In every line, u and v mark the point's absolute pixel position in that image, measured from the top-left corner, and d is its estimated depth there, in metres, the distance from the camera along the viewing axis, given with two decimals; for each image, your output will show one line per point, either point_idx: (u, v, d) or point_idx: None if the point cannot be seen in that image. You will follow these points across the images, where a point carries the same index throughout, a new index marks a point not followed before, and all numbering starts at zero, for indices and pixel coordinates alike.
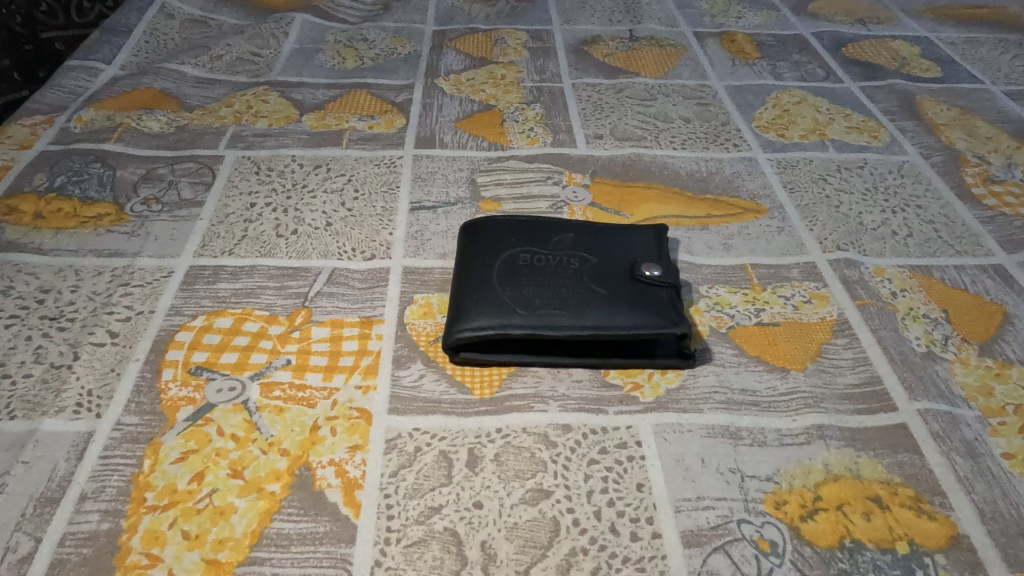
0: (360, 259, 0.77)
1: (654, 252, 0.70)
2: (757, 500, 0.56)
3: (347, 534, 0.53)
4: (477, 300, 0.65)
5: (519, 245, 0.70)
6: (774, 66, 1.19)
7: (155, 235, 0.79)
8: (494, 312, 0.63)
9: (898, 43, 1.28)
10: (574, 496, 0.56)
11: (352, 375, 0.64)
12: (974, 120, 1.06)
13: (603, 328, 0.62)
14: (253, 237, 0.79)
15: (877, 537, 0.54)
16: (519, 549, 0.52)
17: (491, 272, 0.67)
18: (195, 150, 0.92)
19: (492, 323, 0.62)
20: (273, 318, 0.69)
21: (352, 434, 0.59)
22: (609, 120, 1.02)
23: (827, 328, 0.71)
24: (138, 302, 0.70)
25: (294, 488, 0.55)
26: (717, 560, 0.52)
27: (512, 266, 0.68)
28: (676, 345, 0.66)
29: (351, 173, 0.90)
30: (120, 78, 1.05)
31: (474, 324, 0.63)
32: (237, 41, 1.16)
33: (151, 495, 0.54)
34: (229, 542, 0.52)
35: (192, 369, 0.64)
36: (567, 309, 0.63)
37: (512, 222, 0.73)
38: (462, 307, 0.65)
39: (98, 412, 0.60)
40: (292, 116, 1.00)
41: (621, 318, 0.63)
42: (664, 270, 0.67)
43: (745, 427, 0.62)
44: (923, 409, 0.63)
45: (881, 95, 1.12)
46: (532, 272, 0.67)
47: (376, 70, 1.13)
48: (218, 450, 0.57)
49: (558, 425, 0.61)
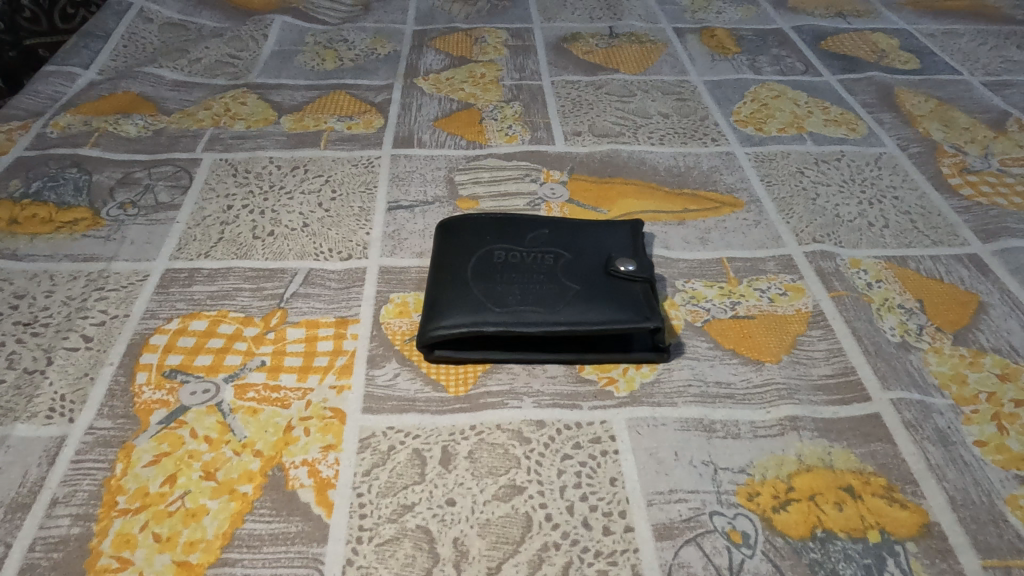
0: (337, 259, 0.77)
1: (630, 247, 0.71)
2: (730, 492, 0.56)
3: (320, 533, 0.53)
4: (451, 297, 0.65)
5: (494, 242, 0.70)
6: (753, 61, 1.19)
7: (131, 239, 0.79)
8: (467, 310, 0.63)
9: (877, 35, 1.28)
10: (547, 491, 0.56)
11: (326, 375, 0.64)
12: (951, 111, 1.07)
13: (576, 323, 0.62)
14: (230, 239, 0.79)
15: (849, 526, 0.54)
16: (491, 545, 0.52)
17: (464, 269, 0.67)
18: (172, 153, 0.92)
19: (465, 320, 0.62)
20: (248, 320, 0.69)
21: (326, 433, 0.59)
22: (588, 117, 1.03)
23: (803, 319, 0.72)
24: (113, 306, 0.70)
25: (267, 489, 0.55)
26: (688, 552, 0.52)
27: (487, 263, 0.68)
28: (651, 339, 0.66)
29: (328, 173, 0.90)
30: (97, 83, 1.04)
31: (448, 322, 0.63)
32: (215, 43, 1.16)
33: (123, 498, 0.54)
34: (201, 544, 0.52)
35: (166, 372, 0.64)
36: (541, 306, 0.63)
37: (487, 220, 0.73)
38: (437, 306, 0.65)
39: (71, 417, 0.60)
40: (270, 118, 1.00)
41: (595, 313, 0.63)
42: (638, 264, 0.68)
43: (719, 420, 0.62)
44: (896, 399, 0.64)
45: (859, 87, 1.12)
46: (506, 269, 0.67)
47: (355, 71, 1.12)
48: (191, 452, 0.57)
49: (532, 421, 0.61)
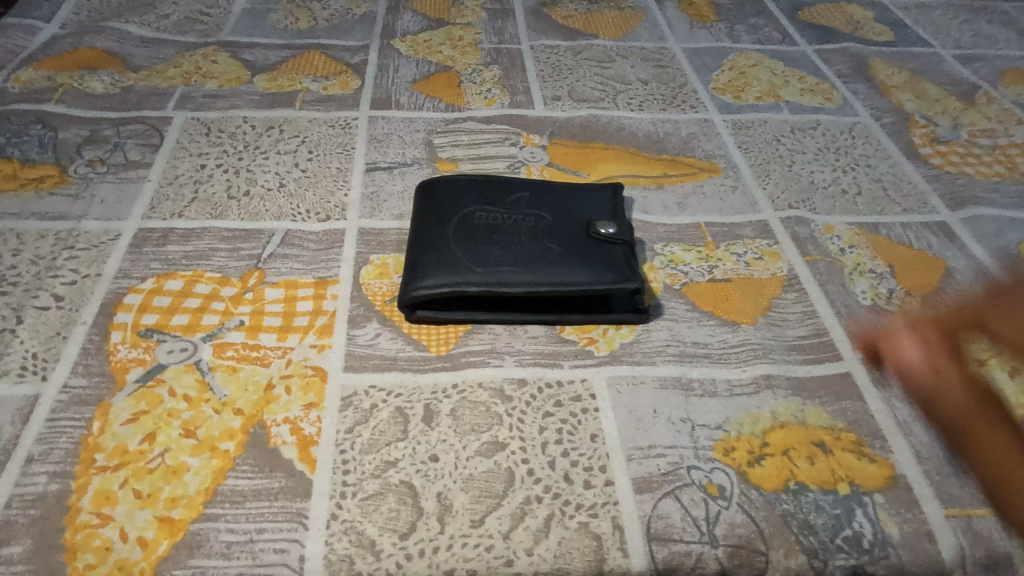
0: (315, 220, 0.76)
1: (613, 210, 0.71)
2: (707, 448, 0.58)
3: (303, 488, 0.53)
4: (431, 257, 0.65)
5: (474, 202, 0.70)
6: (731, 29, 1.20)
7: (101, 197, 0.76)
8: (449, 270, 0.63)
9: (853, 7, 1.29)
10: (529, 447, 0.57)
11: (307, 334, 0.64)
12: (923, 83, 1.09)
13: (560, 285, 0.63)
14: (204, 199, 0.77)
15: (820, 479, 0.56)
16: (474, 499, 0.53)
17: (444, 229, 0.67)
18: (142, 111, 0.89)
19: (446, 281, 0.62)
20: (225, 280, 0.68)
21: (307, 392, 0.59)
22: (567, 82, 1.02)
23: (778, 283, 0.73)
24: (84, 266, 0.68)
25: (248, 446, 0.55)
26: (667, 504, 0.54)
27: (467, 225, 0.68)
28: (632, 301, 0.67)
29: (305, 134, 0.88)
30: (60, 38, 1.00)
31: (429, 282, 0.63)
32: (184, 0, 1.12)
33: (101, 456, 0.53)
34: (182, 500, 0.51)
35: (141, 332, 0.62)
36: (522, 266, 0.64)
37: (468, 182, 0.73)
38: (418, 267, 0.64)
39: (44, 375, 0.59)
40: (243, 77, 0.97)
41: (578, 274, 0.63)
42: (622, 227, 0.68)
43: (696, 378, 0.63)
44: (865, 358, 0.66)
45: (835, 58, 1.13)
46: (486, 229, 0.67)
47: (330, 30, 1.10)
48: (170, 411, 0.57)
49: (514, 380, 0.62)
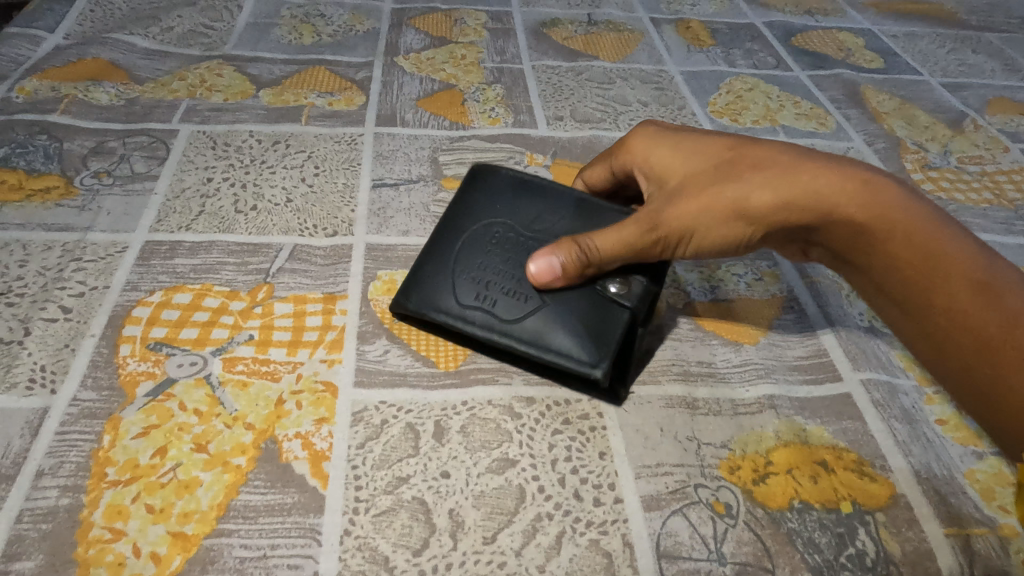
0: (322, 235, 0.77)
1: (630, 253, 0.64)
2: (713, 466, 0.59)
3: (316, 504, 0.53)
4: (430, 274, 0.64)
5: (498, 209, 0.68)
6: (727, 54, 1.22)
7: (107, 209, 0.76)
8: (436, 293, 0.63)
9: (844, 34, 1.32)
10: (539, 464, 0.57)
11: (316, 349, 0.64)
12: (913, 110, 1.12)
13: (534, 342, 0.60)
14: (211, 213, 0.78)
15: (823, 498, 0.58)
16: (486, 515, 0.54)
17: (459, 238, 0.66)
18: (147, 123, 0.89)
19: (435, 308, 0.62)
20: (233, 294, 0.68)
21: (319, 407, 0.59)
22: (569, 102, 1.04)
23: (778, 305, 0.75)
24: (92, 278, 0.68)
25: (260, 461, 0.55)
26: (675, 522, 0.55)
27: (478, 241, 0.66)
28: (626, 360, 0.63)
29: (311, 149, 0.89)
30: (64, 48, 1.00)
31: (417, 302, 0.63)
32: (188, 13, 1.13)
33: (112, 470, 0.53)
34: (195, 515, 0.51)
35: (150, 345, 0.63)
36: (500, 308, 0.62)
37: (510, 188, 0.69)
38: (416, 279, 0.64)
39: (53, 388, 0.58)
40: (248, 91, 0.98)
41: (555, 333, 0.60)
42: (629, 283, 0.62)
43: (702, 397, 0.64)
44: (864, 379, 0.67)
45: (828, 83, 1.16)
46: (498, 247, 0.65)
47: (334, 46, 1.11)
48: (181, 425, 0.57)
49: (523, 397, 0.62)
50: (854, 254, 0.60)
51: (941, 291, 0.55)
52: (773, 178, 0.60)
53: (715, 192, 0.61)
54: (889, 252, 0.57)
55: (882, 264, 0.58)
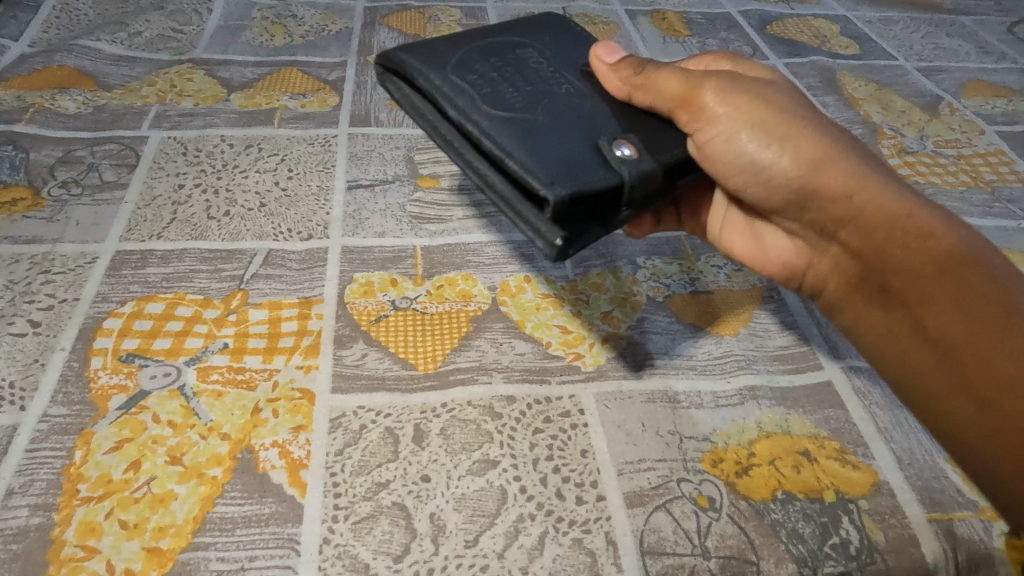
0: (297, 239, 0.75)
1: (658, 142, 0.57)
2: (695, 460, 0.59)
3: (294, 513, 0.52)
4: (440, 54, 0.58)
5: (536, 47, 0.62)
6: (703, 44, 1.22)
7: (76, 219, 0.75)
8: (431, 63, 0.57)
9: (819, 21, 1.32)
10: (520, 464, 0.57)
11: (293, 356, 0.63)
12: (889, 95, 1.12)
13: (488, 136, 0.52)
14: (183, 220, 0.76)
15: (807, 488, 0.57)
16: (467, 518, 0.53)
17: (480, 48, 0.60)
18: (116, 131, 0.88)
19: (418, 63, 0.56)
20: (207, 302, 0.67)
21: (295, 415, 0.58)
22: None
23: (758, 295, 0.74)
24: (61, 290, 0.67)
25: (236, 472, 0.54)
26: (658, 518, 0.54)
27: (501, 57, 0.60)
28: (590, 227, 0.51)
29: (284, 152, 0.87)
30: (29, 57, 0.98)
31: (410, 55, 0.57)
32: (157, 17, 1.11)
33: (84, 486, 0.52)
34: (170, 529, 0.51)
35: (122, 357, 0.61)
36: (486, 103, 0.54)
37: (562, 40, 0.64)
38: (426, 46, 0.59)
39: (22, 404, 0.57)
40: (219, 95, 0.96)
41: (513, 141, 0.51)
42: (636, 153, 0.53)
43: (683, 391, 0.64)
44: (845, 367, 0.67)
45: (804, 71, 1.16)
46: (512, 69, 0.58)
47: (306, 47, 1.09)
48: (155, 437, 0.56)
49: (503, 397, 0.62)
50: (905, 275, 0.51)
51: (1015, 345, 0.46)
52: (865, 167, 0.53)
53: (789, 134, 0.54)
54: (963, 287, 0.48)
55: (942, 292, 0.49)
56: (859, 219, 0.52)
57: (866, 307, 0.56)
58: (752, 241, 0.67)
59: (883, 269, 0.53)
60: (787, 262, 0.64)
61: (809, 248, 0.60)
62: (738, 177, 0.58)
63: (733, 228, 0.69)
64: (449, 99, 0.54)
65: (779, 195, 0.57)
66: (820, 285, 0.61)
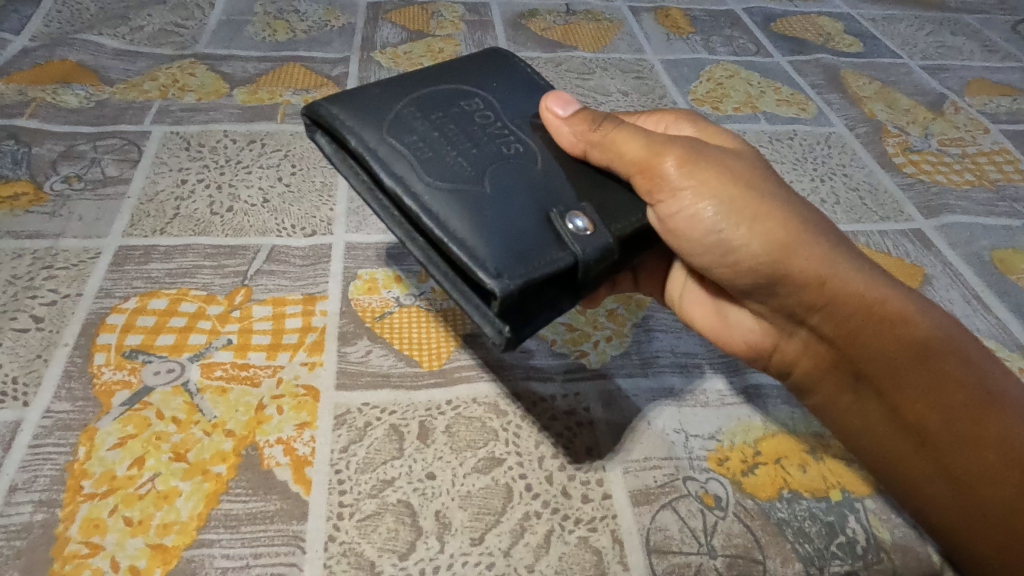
0: (300, 236, 0.75)
1: (615, 209, 0.53)
2: (701, 458, 0.58)
3: (299, 511, 0.52)
4: (374, 105, 0.54)
5: (480, 95, 0.58)
6: (707, 41, 1.21)
7: (79, 215, 0.75)
8: (364, 115, 0.53)
9: (823, 19, 1.32)
10: (526, 462, 0.57)
11: (297, 352, 0.63)
12: (894, 93, 1.12)
13: (428, 211, 0.48)
14: (186, 216, 0.76)
15: (813, 486, 0.57)
16: (473, 516, 0.53)
17: (419, 98, 0.56)
18: (118, 126, 0.87)
19: (348, 119, 0.52)
20: (211, 298, 0.67)
21: (300, 411, 0.58)
22: None
23: None
24: (64, 285, 0.67)
25: (241, 468, 0.54)
26: (665, 516, 0.54)
27: (442, 107, 0.56)
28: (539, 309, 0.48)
29: (287, 148, 0.87)
30: (30, 51, 0.98)
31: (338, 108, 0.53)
32: (159, 12, 1.11)
33: (88, 483, 0.52)
34: (175, 526, 0.50)
35: (126, 353, 0.61)
36: (423, 167, 0.50)
37: (508, 84, 0.61)
38: (358, 96, 0.54)
39: (25, 400, 0.57)
40: (222, 90, 0.96)
41: (456, 219, 0.47)
42: (591, 227, 0.50)
43: (688, 389, 0.64)
44: None
45: (808, 69, 1.16)
46: (455, 123, 0.54)
47: (309, 43, 1.09)
48: (159, 434, 0.55)
49: (508, 394, 0.61)
50: (879, 364, 0.51)
51: (990, 430, 0.49)
52: (835, 248, 0.52)
53: (759, 215, 0.52)
54: (939, 374, 0.50)
55: (920, 381, 0.50)
56: (832, 306, 0.51)
57: (837, 391, 0.56)
58: (714, 315, 0.63)
59: (856, 357, 0.53)
60: (751, 342, 0.61)
61: (775, 329, 0.58)
62: (705, 257, 0.55)
63: (693, 299, 0.64)
64: (383, 163, 0.50)
65: (746, 278, 0.55)
66: (786, 368, 0.59)
